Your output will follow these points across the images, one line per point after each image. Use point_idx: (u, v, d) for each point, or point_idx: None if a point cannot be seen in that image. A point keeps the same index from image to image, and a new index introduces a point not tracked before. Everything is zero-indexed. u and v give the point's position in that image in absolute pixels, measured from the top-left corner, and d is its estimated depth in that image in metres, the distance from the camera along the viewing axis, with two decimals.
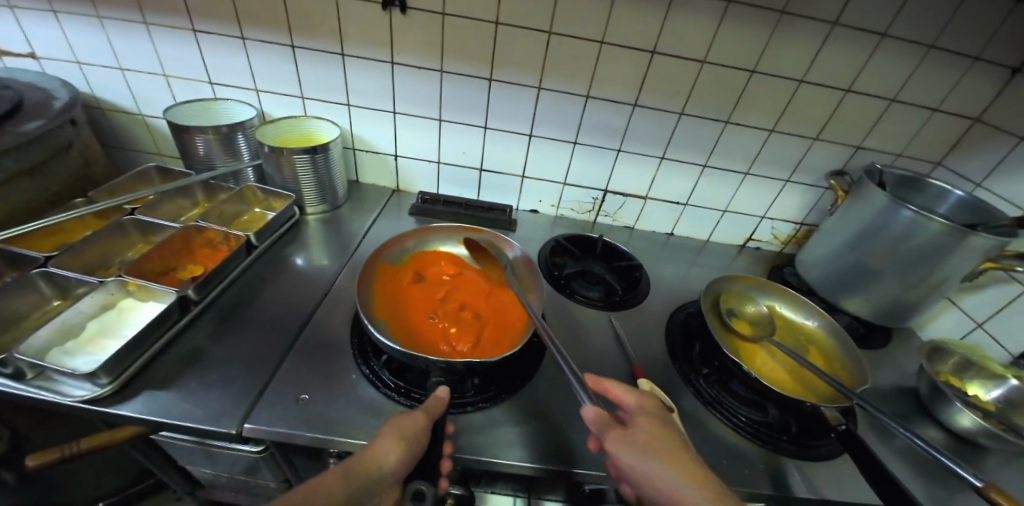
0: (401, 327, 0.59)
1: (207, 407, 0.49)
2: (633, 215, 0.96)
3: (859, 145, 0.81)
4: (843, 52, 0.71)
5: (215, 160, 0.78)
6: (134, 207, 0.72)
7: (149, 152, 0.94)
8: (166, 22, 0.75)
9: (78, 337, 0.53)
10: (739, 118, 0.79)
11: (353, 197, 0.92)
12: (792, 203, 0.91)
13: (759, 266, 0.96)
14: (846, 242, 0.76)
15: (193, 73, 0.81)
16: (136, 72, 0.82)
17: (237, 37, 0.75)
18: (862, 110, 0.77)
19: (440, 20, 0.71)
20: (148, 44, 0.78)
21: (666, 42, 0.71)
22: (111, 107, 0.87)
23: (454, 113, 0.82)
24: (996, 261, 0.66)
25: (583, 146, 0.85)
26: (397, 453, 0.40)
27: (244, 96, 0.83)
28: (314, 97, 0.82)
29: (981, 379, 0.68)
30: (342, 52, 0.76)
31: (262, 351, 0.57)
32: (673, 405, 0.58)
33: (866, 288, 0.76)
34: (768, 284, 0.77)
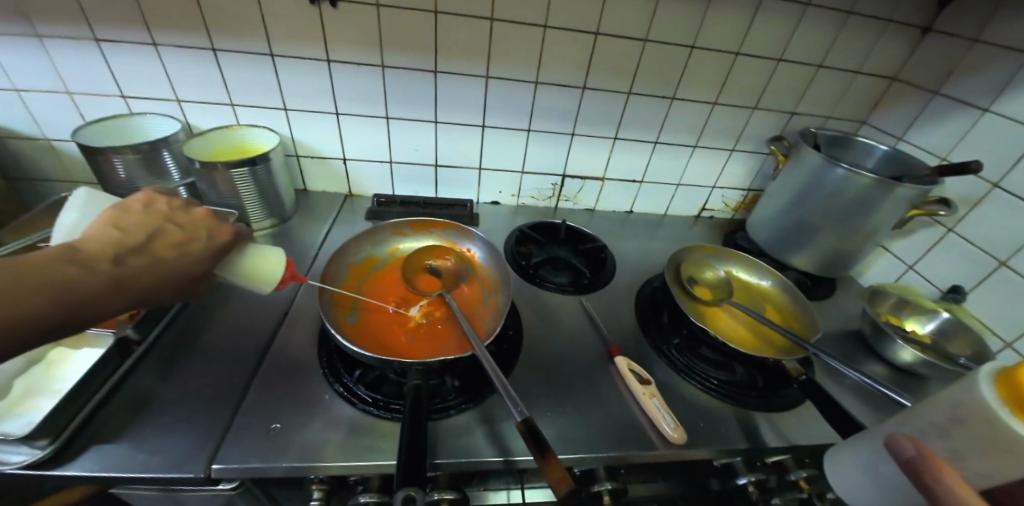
0: (369, 333, 0.57)
1: (167, 453, 0.46)
2: (593, 197, 0.98)
3: (793, 110, 0.86)
4: (773, 23, 0.74)
5: (138, 182, 0.70)
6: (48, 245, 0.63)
7: (58, 181, 0.84)
8: (56, 31, 0.66)
9: (4, 399, 0.47)
10: (684, 93, 0.81)
11: (303, 207, 0.87)
12: (739, 171, 0.96)
13: (715, 234, 1.00)
14: (790, 203, 0.82)
15: (98, 86, 0.72)
16: (29, 90, 0.72)
17: (146, 43, 0.68)
18: (794, 77, 0.81)
19: (375, 12, 0.67)
20: (39, 58, 0.68)
21: (608, 23, 0.72)
22: (4, 133, 0.76)
23: (401, 110, 0.78)
24: (921, 208, 0.72)
25: (537, 133, 0.84)
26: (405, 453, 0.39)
27: (164, 108, 0.75)
28: (245, 104, 0.76)
29: (917, 315, 0.75)
30: (270, 52, 0.70)
31: (223, 383, 0.53)
32: (649, 377, 0.61)
33: (811, 245, 0.81)
34: (724, 251, 0.81)
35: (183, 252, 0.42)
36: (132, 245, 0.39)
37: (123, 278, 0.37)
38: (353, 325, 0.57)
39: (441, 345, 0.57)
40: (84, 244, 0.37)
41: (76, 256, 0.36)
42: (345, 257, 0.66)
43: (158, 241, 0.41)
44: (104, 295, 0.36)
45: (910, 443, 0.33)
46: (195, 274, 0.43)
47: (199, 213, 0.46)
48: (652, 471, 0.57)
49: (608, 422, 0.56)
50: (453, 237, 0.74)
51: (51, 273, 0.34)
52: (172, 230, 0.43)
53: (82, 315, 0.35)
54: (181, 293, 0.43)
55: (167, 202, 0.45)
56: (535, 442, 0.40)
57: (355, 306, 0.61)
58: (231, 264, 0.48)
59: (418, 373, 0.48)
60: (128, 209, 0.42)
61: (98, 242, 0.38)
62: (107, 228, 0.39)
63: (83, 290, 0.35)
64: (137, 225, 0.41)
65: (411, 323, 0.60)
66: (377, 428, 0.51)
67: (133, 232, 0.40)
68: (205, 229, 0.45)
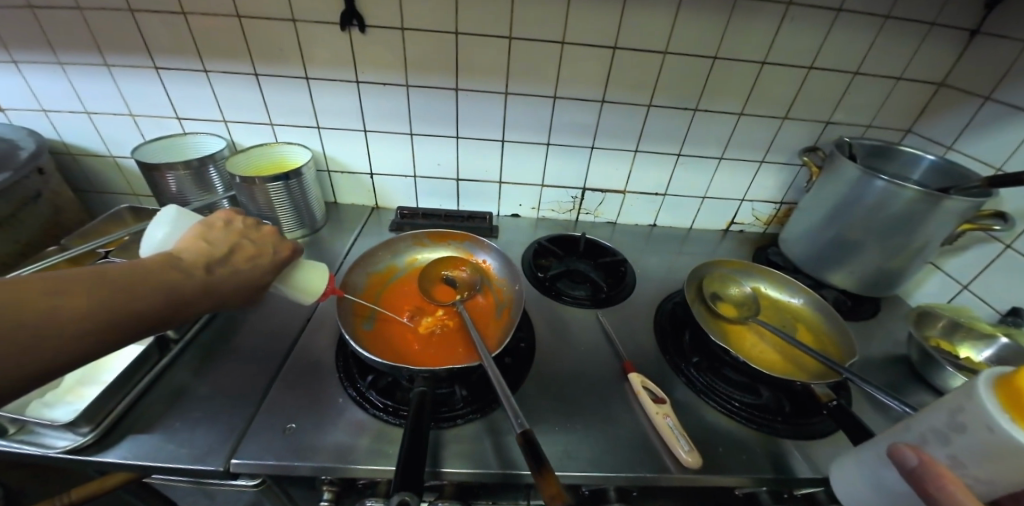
0: (384, 340, 0.59)
1: (193, 446, 0.49)
2: (615, 210, 0.96)
3: (828, 120, 0.82)
4: (801, 31, 0.71)
5: (187, 194, 0.77)
6: (108, 250, 0.70)
7: (123, 193, 0.93)
8: (126, 62, 0.75)
9: (58, 389, 0.53)
10: (707, 104, 0.80)
11: (333, 219, 0.91)
12: (769, 184, 0.91)
13: (744, 249, 0.96)
14: (824, 216, 0.77)
15: (159, 109, 0.80)
16: (103, 114, 0.81)
17: (200, 70, 0.75)
18: (826, 86, 0.78)
19: (400, 35, 0.71)
20: (112, 86, 0.78)
21: (626, 37, 0.72)
22: (81, 152, 0.87)
23: (424, 126, 0.82)
24: (972, 222, 0.66)
25: (556, 146, 0.85)
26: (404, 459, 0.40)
27: (212, 128, 0.83)
28: (283, 123, 0.82)
29: (970, 341, 0.68)
30: (306, 75, 0.76)
31: (248, 383, 0.57)
32: (664, 395, 0.58)
33: (849, 261, 0.76)
34: (751, 266, 0.77)
35: (256, 266, 0.46)
36: (217, 255, 0.43)
37: (213, 284, 0.42)
38: (369, 331, 0.60)
39: (453, 354, 0.57)
40: (180, 254, 0.42)
41: (177, 263, 0.41)
42: (367, 266, 0.69)
43: (236, 253, 0.45)
44: (193, 299, 0.40)
45: (912, 452, 0.32)
46: (264, 284, 0.47)
47: (268, 230, 0.50)
48: (667, 496, 0.55)
49: (618, 441, 0.54)
50: (470, 248, 0.75)
51: (157, 278, 0.38)
52: (248, 245, 0.47)
53: (175, 315, 0.39)
54: (249, 301, 0.46)
55: (244, 220, 0.50)
56: (532, 456, 0.39)
57: (373, 314, 0.63)
58: (287, 277, 0.52)
59: (425, 381, 0.49)
60: (213, 225, 0.47)
61: (192, 253, 0.42)
62: (198, 241, 0.44)
63: (179, 294, 0.39)
64: (221, 240, 0.45)
65: (424, 330, 0.61)
66: (386, 433, 0.52)
67: (219, 246, 0.44)
68: (272, 244, 0.50)
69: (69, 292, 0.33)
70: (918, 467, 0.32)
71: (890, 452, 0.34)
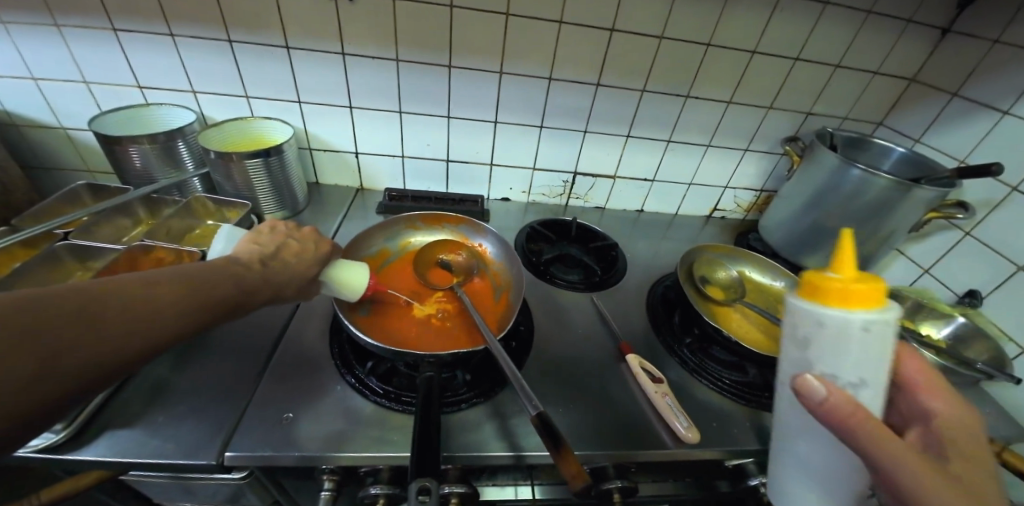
0: (381, 326, 0.57)
1: (182, 440, 0.46)
2: (604, 195, 0.97)
3: (809, 111, 0.85)
4: (790, 23, 0.73)
5: (154, 172, 0.71)
6: (67, 232, 0.63)
7: (74, 169, 0.84)
8: (77, 22, 0.67)
9: None
10: (699, 92, 0.81)
11: (315, 200, 0.87)
12: (752, 171, 0.94)
13: (726, 234, 0.99)
14: (804, 203, 0.81)
15: (117, 77, 0.73)
16: (49, 80, 0.73)
17: (165, 34, 0.68)
18: (809, 77, 0.80)
19: (390, 6, 0.67)
20: (58, 47, 0.69)
21: (624, 20, 0.71)
22: (23, 122, 0.77)
23: (415, 105, 0.78)
24: (939, 210, 0.71)
25: (550, 129, 0.84)
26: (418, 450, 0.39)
27: (180, 99, 0.76)
28: (260, 97, 0.76)
29: (932, 319, 0.75)
30: (286, 45, 0.70)
31: (237, 372, 0.54)
32: (661, 375, 0.60)
33: (825, 246, 0.80)
34: (736, 251, 0.80)
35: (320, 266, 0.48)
36: (266, 252, 0.43)
37: (269, 276, 0.42)
38: (365, 316, 0.58)
39: (454, 339, 0.56)
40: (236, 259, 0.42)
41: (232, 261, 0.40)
42: (360, 249, 0.66)
43: (284, 251, 0.45)
44: (254, 290, 0.40)
45: (818, 383, 0.31)
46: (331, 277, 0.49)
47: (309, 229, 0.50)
48: (660, 470, 0.57)
49: (619, 421, 0.55)
50: (466, 231, 0.74)
51: (224, 272, 0.38)
52: (292, 242, 0.46)
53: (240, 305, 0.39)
54: (301, 295, 0.47)
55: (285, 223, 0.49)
56: (550, 437, 0.40)
57: (370, 298, 0.61)
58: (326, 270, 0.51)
59: (431, 366, 0.49)
60: (260, 230, 0.46)
61: (244, 253, 0.42)
62: (249, 243, 0.44)
63: (244, 284, 0.39)
64: (269, 241, 0.45)
65: (426, 313, 0.60)
66: (389, 420, 0.51)
67: (268, 245, 0.44)
68: (314, 242, 0.49)
69: (154, 284, 0.32)
70: (827, 397, 0.31)
71: (798, 386, 0.32)
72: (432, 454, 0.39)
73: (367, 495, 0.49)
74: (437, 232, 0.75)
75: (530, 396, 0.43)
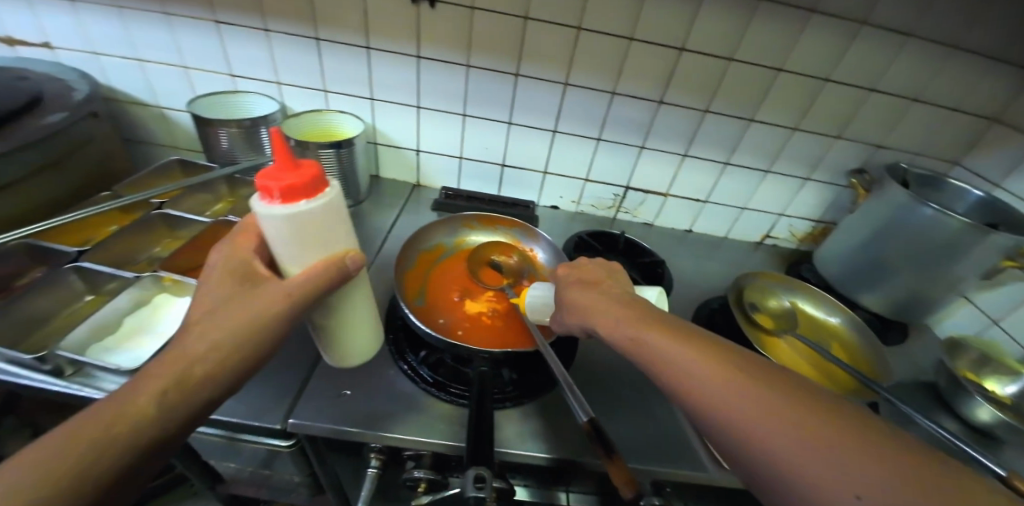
0: (436, 317, 0.60)
1: (251, 404, 0.49)
2: (653, 212, 0.97)
3: (879, 143, 0.82)
4: (868, 53, 0.71)
5: (238, 154, 0.77)
6: (161, 202, 0.69)
7: (163, 145, 0.92)
8: (187, 13, 0.73)
9: (117, 334, 0.51)
10: (763, 116, 0.80)
11: (374, 192, 0.91)
12: (811, 201, 0.92)
13: (776, 263, 0.96)
14: (866, 239, 0.77)
15: (213, 65, 0.79)
16: (155, 63, 0.80)
17: (261, 28, 0.74)
18: (883, 109, 0.78)
19: (468, 14, 0.71)
20: (168, 35, 0.76)
21: (694, 40, 0.72)
22: (127, 99, 0.85)
23: (479, 109, 0.81)
24: (1015, 260, 0.65)
25: (606, 142, 0.85)
26: (472, 442, 0.41)
27: (265, 89, 0.82)
28: (337, 91, 0.81)
29: (998, 374, 0.69)
30: (367, 45, 0.75)
31: (299, 346, 0.57)
32: None
33: (886, 285, 0.77)
34: (791, 281, 0.78)
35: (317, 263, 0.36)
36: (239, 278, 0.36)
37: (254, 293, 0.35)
38: (422, 306, 0.61)
39: (504, 337, 0.58)
40: (201, 348, 0.33)
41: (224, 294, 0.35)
42: (420, 243, 0.69)
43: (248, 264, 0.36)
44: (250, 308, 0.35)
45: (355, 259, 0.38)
46: (320, 284, 0.36)
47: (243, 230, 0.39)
48: (697, 494, 0.56)
49: (660, 439, 0.55)
50: (519, 234, 0.75)
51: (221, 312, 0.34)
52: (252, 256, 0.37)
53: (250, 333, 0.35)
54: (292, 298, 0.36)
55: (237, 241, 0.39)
56: (602, 444, 0.40)
57: (427, 290, 0.64)
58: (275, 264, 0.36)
59: (485, 362, 0.51)
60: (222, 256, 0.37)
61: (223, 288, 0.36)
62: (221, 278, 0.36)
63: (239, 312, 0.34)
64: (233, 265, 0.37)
65: (478, 310, 0.62)
66: (437, 409, 0.52)
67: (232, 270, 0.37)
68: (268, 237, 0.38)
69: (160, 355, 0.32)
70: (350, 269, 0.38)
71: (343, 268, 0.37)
72: (486, 447, 0.40)
73: (410, 477, 0.50)
74: (490, 233, 0.77)
75: (582, 406, 0.44)
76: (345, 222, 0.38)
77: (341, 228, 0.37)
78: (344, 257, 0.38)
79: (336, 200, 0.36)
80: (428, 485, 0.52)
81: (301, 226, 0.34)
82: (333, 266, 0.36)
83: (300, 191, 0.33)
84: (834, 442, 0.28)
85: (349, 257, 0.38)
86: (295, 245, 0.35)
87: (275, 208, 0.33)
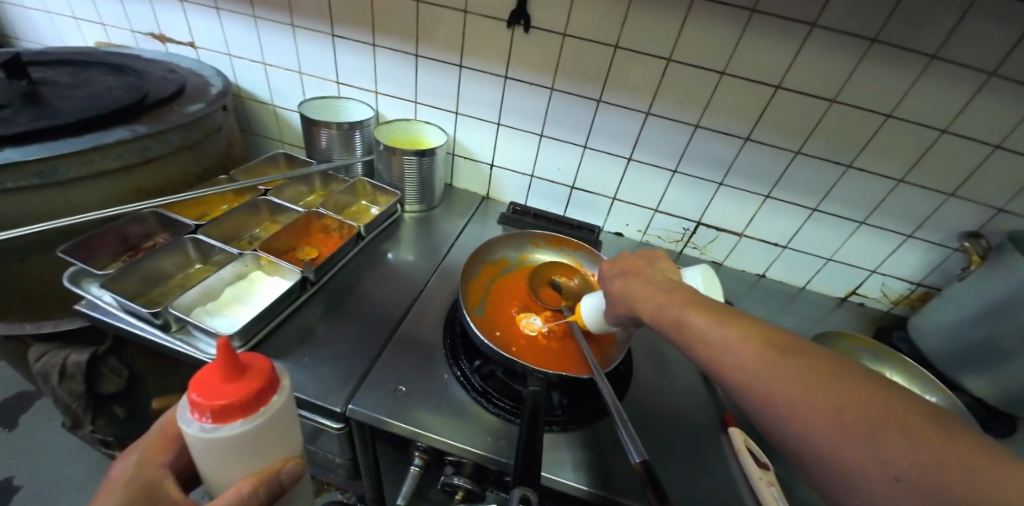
0: (493, 327, 0.61)
1: (317, 383, 0.53)
2: (724, 251, 0.92)
3: (1002, 207, 0.72)
4: (1000, 106, 0.64)
5: (333, 152, 0.84)
6: (267, 189, 0.78)
7: (271, 138, 1.04)
8: (311, 26, 0.83)
9: (217, 300, 0.57)
10: (863, 163, 0.73)
11: (446, 200, 0.95)
12: (912, 261, 0.82)
13: (862, 324, 0.87)
14: (979, 313, 0.68)
15: (324, 72, 0.89)
16: (277, 67, 0.91)
17: (369, 43, 0.82)
18: (1013, 169, 0.68)
19: (559, 40, 0.73)
20: (292, 45, 0.87)
21: (792, 78, 0.68)
22: (249, 96, 0.98)
23: (556, 130, 0.83)
24: None
25: (681, 175, 0.83)
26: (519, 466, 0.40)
27: (363, 96, 0.90)
28: (426, 103, 0.87)
29: None
30: (460, 63, 0.80)
31: (365, 336, 0.61)
32: (768, 462, 0.54)
33: (1001, 371, 0.66)
34: (882, 349, 0.69)
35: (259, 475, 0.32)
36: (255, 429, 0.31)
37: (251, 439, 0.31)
38: (481, 315, 0.63)
39: (558, 359, 0.57)
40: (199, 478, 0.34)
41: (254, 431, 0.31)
42: (485, 255, 0.72)
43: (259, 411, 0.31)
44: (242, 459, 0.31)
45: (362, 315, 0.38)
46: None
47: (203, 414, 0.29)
48: None
49: (711, 496, 0.51)
50: (583, 258, 0.75)
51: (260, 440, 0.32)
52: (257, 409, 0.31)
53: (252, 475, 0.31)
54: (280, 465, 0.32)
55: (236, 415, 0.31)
56: (656, 489, 0.37)
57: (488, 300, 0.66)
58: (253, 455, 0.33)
59: (538, 382, 0.50)
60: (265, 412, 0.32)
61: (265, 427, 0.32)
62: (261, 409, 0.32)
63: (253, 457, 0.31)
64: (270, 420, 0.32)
65: (536, 328, 0.62)
66: (483, 420, 0.53)
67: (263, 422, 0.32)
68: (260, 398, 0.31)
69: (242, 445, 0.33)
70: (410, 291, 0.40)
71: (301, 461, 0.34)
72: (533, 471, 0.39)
73: (449, 483, 0.51)
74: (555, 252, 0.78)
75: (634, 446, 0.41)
76: (285, 428, 0.34)
77: (280, 436, 0.33)
78: (279, 470, 0.33)
79: (281, 410, 0.32)
80: (466, 494, 0.52)
81: (236, 447, 0.31)
82: (263, 485, 0.32)
83: (234, 410, 0.29)
84: (901, 427, 0.25)
85: (286, 467, 0.34)
86: (225, 459, 0.32)
87: (206, 428, 0.29)
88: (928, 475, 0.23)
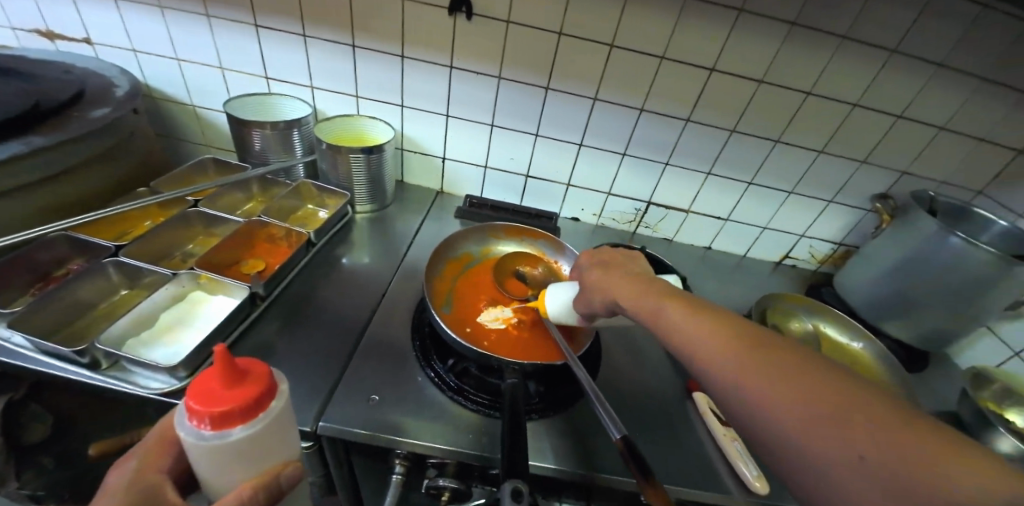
0: (462, 324, 0.61)
1: (280, 404, 0.50)
2: (674, 228, 0.97)
3: (904, 170, 0.82)
4: (897, 81, 0.72)
5: (270, 154, 0.78)
6: (196, 200, 0.70)
7: (194, 142, 0.94)
8: (229, 16, 0.76)
9: (153, 327, 0.52)
10: (789, 138, 0.80)
11: (399, 197, 0.92)
12: (834, 224, 0.91)
13: (796, 285, 0.96)
14: (890, 265, 0.77)
15: (250, 67, 0.81)
16: (193, 63, 0.82)
17: (299, 34, 0.76)
18: (910, 137, 0.78)
19: (504, 28, 0.72)
20: (209, 37, 0.78)
21: (725, 61, 0.72)
22: (163, 97, 0.87)
23: (507, 120, 0.82)
24: None
25: (631, 158, 0.86)
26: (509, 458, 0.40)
27: (298, 92, 0.84)
28: (369, 98, 0.82)
29: None
30: (402, 54, 0.76)
31: (328, 348, 0.58)
32: (729, 421, 0.59)
33: (910, 313, 0.76)
34: (813, 304, 0.76)
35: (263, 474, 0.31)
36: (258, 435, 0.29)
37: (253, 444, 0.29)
38: (448, 314, 0.62)
39: (531, 348, 0.58)
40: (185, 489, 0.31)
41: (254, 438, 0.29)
42: (445, 254, 0.70)
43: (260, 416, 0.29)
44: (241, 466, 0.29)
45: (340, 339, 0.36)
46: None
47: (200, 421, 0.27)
48: None
49: (682, 460, 0.55)
50: (545, 246, 0.76)
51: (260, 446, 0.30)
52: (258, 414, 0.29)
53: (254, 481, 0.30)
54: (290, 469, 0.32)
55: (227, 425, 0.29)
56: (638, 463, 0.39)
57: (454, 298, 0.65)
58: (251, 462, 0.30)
59: (515, 374, 0.51)
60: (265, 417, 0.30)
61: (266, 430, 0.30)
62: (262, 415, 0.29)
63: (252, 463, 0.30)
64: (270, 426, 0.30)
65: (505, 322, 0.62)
66: (461, 417, 0.53)
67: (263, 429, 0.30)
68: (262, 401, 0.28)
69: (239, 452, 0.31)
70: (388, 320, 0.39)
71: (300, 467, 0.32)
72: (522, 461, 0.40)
73: (433, 485, 0.51)
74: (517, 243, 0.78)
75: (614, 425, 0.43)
76: (286, 432, 0.32)
77: (280, 440, 0.31)
78: (279, 474, 0.32)
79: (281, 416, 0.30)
80: (451, 495, 0.52)
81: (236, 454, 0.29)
82: (264, 488, 0.30)
83: (237, 415, 0.27)
84: (868, 417, 0.26)
85: (286, 470, 0.32)
86: (223, 466, 0.29)
87: (205, 436, 0.27)
88: (892, 462, 0.24)
